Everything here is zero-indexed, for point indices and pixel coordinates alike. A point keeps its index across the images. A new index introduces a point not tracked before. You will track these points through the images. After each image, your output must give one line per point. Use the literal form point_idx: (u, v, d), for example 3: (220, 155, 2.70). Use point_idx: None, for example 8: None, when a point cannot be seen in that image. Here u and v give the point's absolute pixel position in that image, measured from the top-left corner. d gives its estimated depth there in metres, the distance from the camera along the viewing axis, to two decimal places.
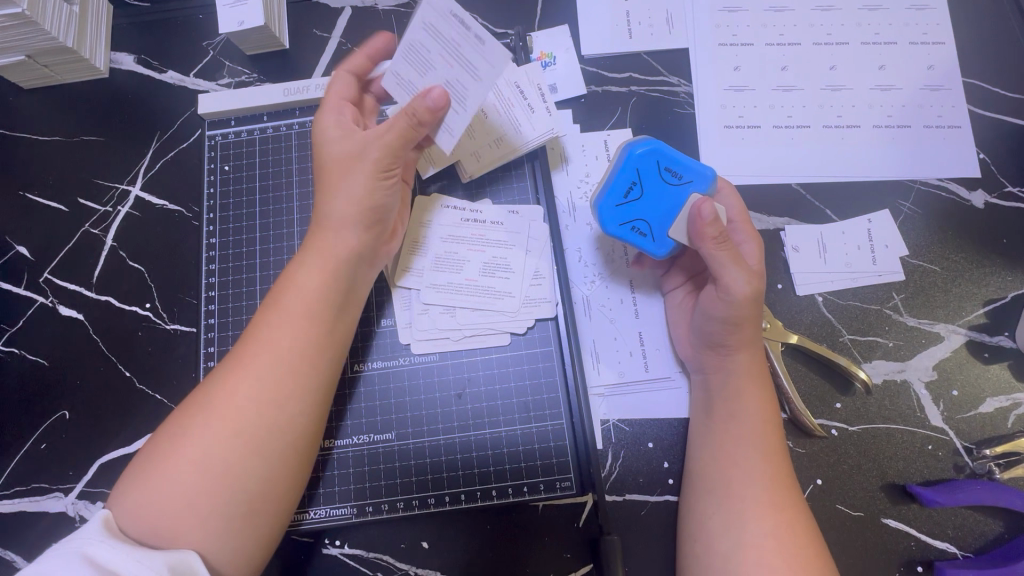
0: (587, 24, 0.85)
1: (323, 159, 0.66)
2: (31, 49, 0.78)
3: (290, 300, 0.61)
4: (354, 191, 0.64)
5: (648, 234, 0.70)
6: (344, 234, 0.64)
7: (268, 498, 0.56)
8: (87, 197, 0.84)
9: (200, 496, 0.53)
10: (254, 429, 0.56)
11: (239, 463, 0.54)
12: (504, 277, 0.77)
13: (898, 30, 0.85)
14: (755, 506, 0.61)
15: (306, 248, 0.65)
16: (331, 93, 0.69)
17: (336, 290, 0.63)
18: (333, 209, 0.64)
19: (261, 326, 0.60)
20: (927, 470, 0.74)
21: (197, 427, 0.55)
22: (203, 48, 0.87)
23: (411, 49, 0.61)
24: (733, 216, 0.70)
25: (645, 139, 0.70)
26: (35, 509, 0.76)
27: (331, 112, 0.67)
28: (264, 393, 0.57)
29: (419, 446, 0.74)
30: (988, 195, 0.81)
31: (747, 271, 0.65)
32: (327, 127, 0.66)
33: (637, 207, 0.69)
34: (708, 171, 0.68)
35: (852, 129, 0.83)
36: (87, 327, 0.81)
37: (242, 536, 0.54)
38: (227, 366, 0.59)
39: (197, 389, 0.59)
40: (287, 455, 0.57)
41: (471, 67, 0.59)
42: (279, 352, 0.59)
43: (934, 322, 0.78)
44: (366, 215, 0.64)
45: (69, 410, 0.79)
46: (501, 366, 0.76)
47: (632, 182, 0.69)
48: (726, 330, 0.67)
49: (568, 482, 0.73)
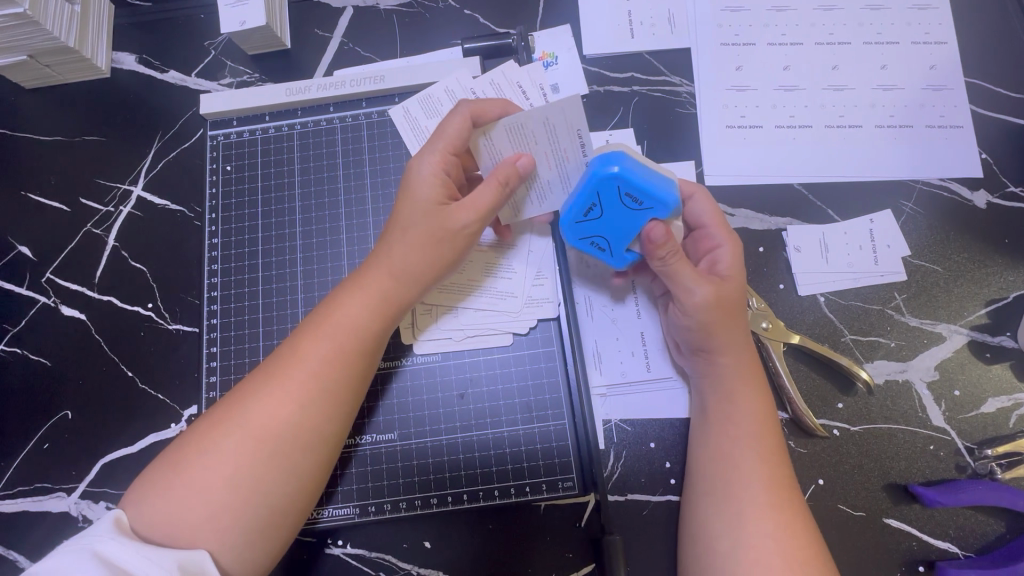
0: (589, 24, 0.85)
1: (409, 210, 0.65)
2: (33, 48, 0.78)
3: (334, 326, 0.62)
4: (429, 252, 0.64)
5: (606, 249, 0.70)
6: (394, 271, 0.64)
7: (286, 513, 0.56)
8: (89, 197, 0.84)
9: (225, 511, 0.53)
10: (287, 449, 0.56)
11: (268, 482, 0.55)
12: (506, 278, 0.77)
13: (900, 30, 0.85)
14: (753, 507, 0.61)
15: (355, 276, 0.65)
16: (442, 135, 0.66)
17: (380, 322, 0.64)
18: (394, 250, 0.65)
19: (300, 347, 0.60)
20: (929, 470, 0.74)
21: (229, 443, 0.55)
22: (205, 47, 0.87)
23: (518, 126, 0.64)
24: (706, 221, 0.71)
25: (609, 156, 0.63)
26: (38, 509, 0.77)
27: (431, 161, 0.66)
28: (301, 417, 0.57)
29: (422, 446, 0.75)
30: (990, 195, 0.81)
31: (699, 279, 0.66)
32: (423, 179, 0.65)
33: (596, 225, 0.68)
34: (672, 199, 0.63)
35: (854, 129, 0.83)
36: (89, 326, 0.81)
37: (258, 548, 0.55)
38: (261, 383, 0.59)
39: (229, 400, 0.59)
40: (312, 474, 0.58)
41: (565, 171, 0.67)
42: (317, 376, 0.59)
43: (936, 322, 0.78)
44: (432, 276, 0.66)
45: (72, 410, 0.79)
46: (504, 366, 0.76)
47: (592, 203, 0.65)
48: (699, 337, 0.68)
49: (570, 482, 0.73)
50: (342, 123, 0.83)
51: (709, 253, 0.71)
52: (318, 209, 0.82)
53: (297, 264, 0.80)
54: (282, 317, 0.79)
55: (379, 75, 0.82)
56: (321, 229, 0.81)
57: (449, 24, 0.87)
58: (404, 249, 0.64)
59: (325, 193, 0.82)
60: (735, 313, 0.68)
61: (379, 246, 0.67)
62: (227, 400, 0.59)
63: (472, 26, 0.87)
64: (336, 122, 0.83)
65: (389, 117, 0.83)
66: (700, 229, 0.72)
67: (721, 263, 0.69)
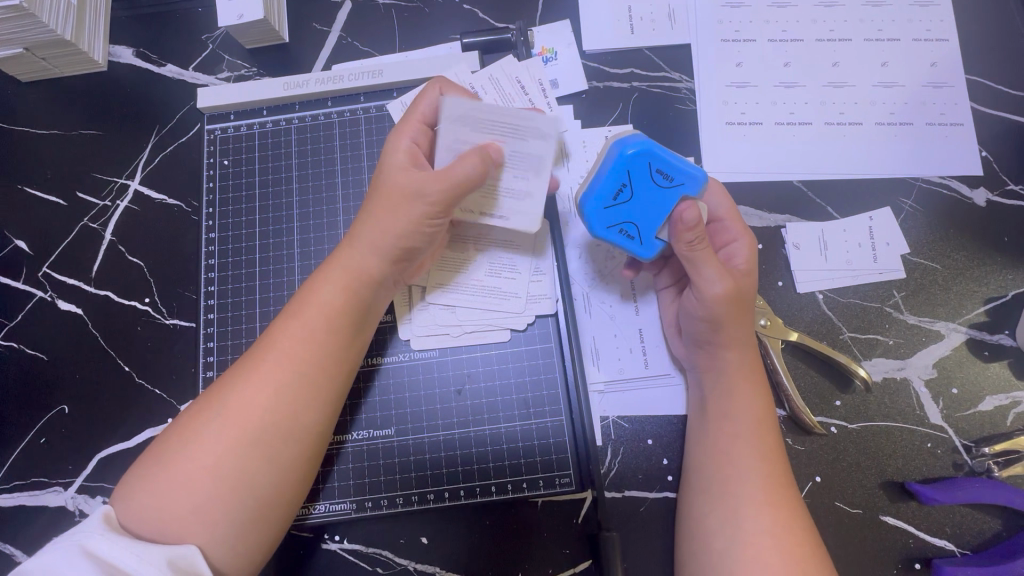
0: (588, 19, 0.85)
1: (381, 180, 0.66)
2: (27, 41, 0.78)
3: (308, 312, 0.61)
4: (395, 221, 0.64)
5: (636, 237, 0.67)
6: (371, 257, 0.64)
7: (274, 505, 0.56)
8: (86, 191, 0.84)
9: (210, 504, 0.53)
10: (269, 437, 0.56)
11: (253, 472, 0.55)
12: (505, 274, 0.77)
13: (901, 27, 0.85)
14: (750, 504, 0.61)
15: (327, 262, 0.65)
16: (419, 116, 0.68)
17: (357, 305, 0.63)
18: (368, 235, 0.64)
19: (276, 336, 0.60)
20: (926, 468, 0.74)
21: (211, 433, 0.55)
22: (202, 41, 0.87)
23: (537, 160, 0.66)
24: (723, 214, 0.71)
25: (636, 137, 0.65)
26: (35, 503, 0.77)
27: (403, 133, 0.67)
28: (280, 404, 0.57)
29: (419, 441, 0.74)
30: (990, 193, 0.81)
31: (722, 271, 0.65)
32: (397, 151, 0.66)
33: (626, 209, 0.66)
34: (700, 174, 0.64)
35: (854, 126, 0.83)
36: (86, 320, 0.81)
37: (249, 541, 0.55)
38: (239, 373, 0.58)
39: (209, 391, 0.59)
40: (297, 464, 0.58)
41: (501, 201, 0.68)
42: (293, 362, 0.59)
43: (935, 320, 0.78)
44: (401, 249, 0.65)
45: (69, 404, 0.79)
46: (501, 362, 0.76)
47: (622, 184, 0.65)
48: (709, 329, 0.68)
49: (568, 478, 0.73)
50: (340, 118, 0.83)
51: (724, 246, 0.71)
52: (316, 204, 0.81)
53: (294, 260, 0.80)
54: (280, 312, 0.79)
55: (377, 70, 0.81)
56: (319, 224, 0.81)
57: (448, 19, 0.86)
58: (375, 228, 0.64)
59: (323, 188, 0.82)
60: (747, 307, 0.68)
61: (351, 232, 0.66)
62: (207, 392, 0.59)
63: (471, 21, 0.86)
64: (335, 117, 0.83)
65: (387, 112, 0.82)
66: (715, 223, 0.72)
67: (737, 257, 0.69)
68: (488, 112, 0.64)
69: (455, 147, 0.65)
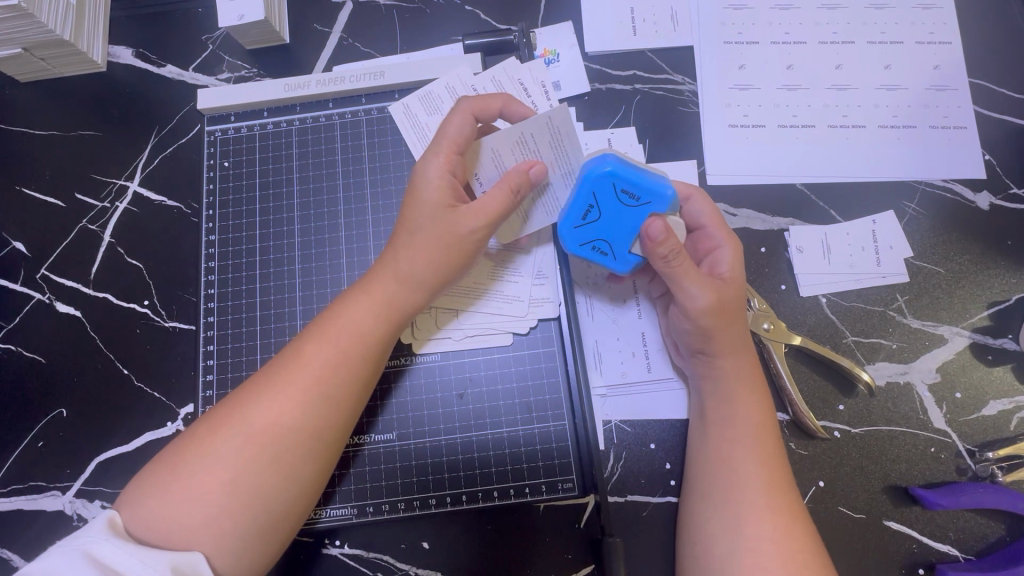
0: (591, 22, 0.84)
1: (415, 213, 0.64)
2: (26, 41, 0.77)
3: (338, 328, 0.61)
4: (435, 256, 0.63)
5: (608, 253, 0.68)
6: (405, 280, 0.63)
7: (283, 518, 0.56)
8: (84, 193, 0.83)
9: (222, 517, 0.52)
10: (288, 454, 0.56)
11: (269, 488, 0.54)
12: (509, 280, 0.76)
13: (904, 30, 0.85)
14: (751, 510, 0.61)
15: (362, 281, 0.65)
16: (446, 136, 0.64)
17: (387, 328, 0.63)
18: (404, 261, 0.63)
19: (304, 350, 0.60)
20: (930, 473, 0.74)
21: (229, 446, 0.54)
22: (202, 42, 0.86)
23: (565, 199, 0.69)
24: (705, 221, 0.71)
25: (600, 155, 0.65)
26: (32, 508, 0.76)
27: (437, 163, 0.64)
28: (302, 424, 0.56)
29: (421, 446, 0.74)
30: (993, 196, 0.81)
31: (704, 285, 0.65)
32: (429, 181, 0.64)
33: (596, 228, 0.67)
34: (666, 190, 0.64)
35: (857, 129, 0.82)
36: (84, 323, 0.80)
37: (255, 554, 0.54)
38: (262, 387, 0.58)
39: (229, 402, 0.58)
40: (311, 482, 0.57)
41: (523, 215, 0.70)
42: (318, 382, 0.58)
43: (938, 324, 0.77)
44: (439, 282, 0.65)
45: (67, 407, 0.78)
46: (503, 366, 0.76)
47: (589, 205, 0.66)
48: (700, 340, 0.67)
49: (570, 483, 0.73)
50: (341, 119, 0.82)
51: (709, 254, 0.71)
52: (317, 206, 0.81)
53: (295, 262, 0.79)
54: (280, 315, 0.78)
55: (379, 71, 0.81)
56: (320, 226, 0.80)
57: (449, 20, 0.86)
58: (409, 255, 0.63)
59: (325, 189, 0.81)
60: (735, 318, 0.67)
61: (387, 251, 0.66)
62: (227, 402, 0.58)
63: (473, 22, 0.86)
64: (336, 118, 0.83)
65: (388, 114, 0.82)
66: (698, 230, 0.72)
67: (721, 265, 0.69)
68: (555, 134, 0.64)
69: (522, 146, 0.66)
